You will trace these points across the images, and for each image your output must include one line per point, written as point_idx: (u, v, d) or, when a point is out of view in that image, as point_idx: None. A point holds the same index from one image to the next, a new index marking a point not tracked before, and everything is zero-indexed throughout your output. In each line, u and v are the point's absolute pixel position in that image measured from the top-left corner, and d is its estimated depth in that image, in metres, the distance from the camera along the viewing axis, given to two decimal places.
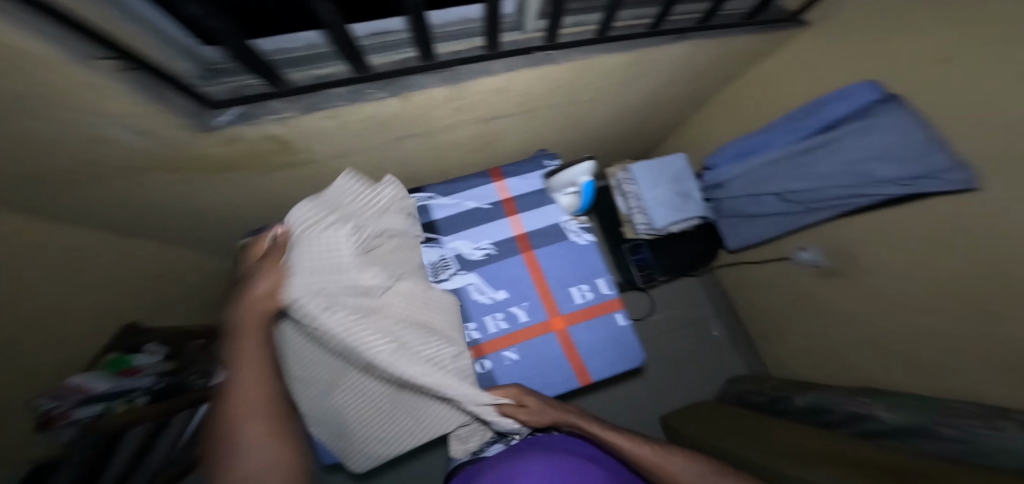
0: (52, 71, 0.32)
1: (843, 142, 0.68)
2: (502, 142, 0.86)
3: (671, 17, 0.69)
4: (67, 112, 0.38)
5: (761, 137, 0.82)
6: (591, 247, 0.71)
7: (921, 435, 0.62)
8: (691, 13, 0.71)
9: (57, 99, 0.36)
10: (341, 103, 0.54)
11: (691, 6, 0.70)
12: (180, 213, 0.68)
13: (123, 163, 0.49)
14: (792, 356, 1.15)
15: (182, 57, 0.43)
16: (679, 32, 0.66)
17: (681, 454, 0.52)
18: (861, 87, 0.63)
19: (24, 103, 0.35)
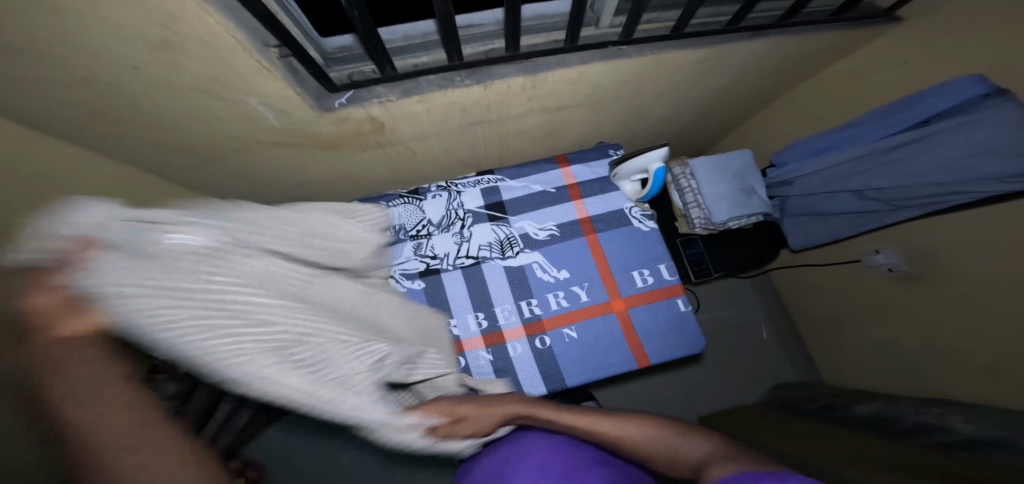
0: (235, 54, 0.39)
1: None
2: (565, 131, 0.89)
3: (750, 15, 0.69)
4: (231, 91, 0.45)
5: (838, 134, 0.80)
6: (653, 234, 0.74)
7: (1008, 450, 0.59)
8: (770, 12, 0.70)
9: (230, 80, 0.43)
10: (434, 89, 0.59)
11: (773, 4, 0.70)
12: (281, 187, 0.77)
13: (255, 138, 0.57)
14: (854, 365, 1.11)
15: (311, 44, 0.49)
16: (758, 28, 0.66)
17: (655, 426, 0.42)
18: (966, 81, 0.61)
19: (205, 81, 0.42)
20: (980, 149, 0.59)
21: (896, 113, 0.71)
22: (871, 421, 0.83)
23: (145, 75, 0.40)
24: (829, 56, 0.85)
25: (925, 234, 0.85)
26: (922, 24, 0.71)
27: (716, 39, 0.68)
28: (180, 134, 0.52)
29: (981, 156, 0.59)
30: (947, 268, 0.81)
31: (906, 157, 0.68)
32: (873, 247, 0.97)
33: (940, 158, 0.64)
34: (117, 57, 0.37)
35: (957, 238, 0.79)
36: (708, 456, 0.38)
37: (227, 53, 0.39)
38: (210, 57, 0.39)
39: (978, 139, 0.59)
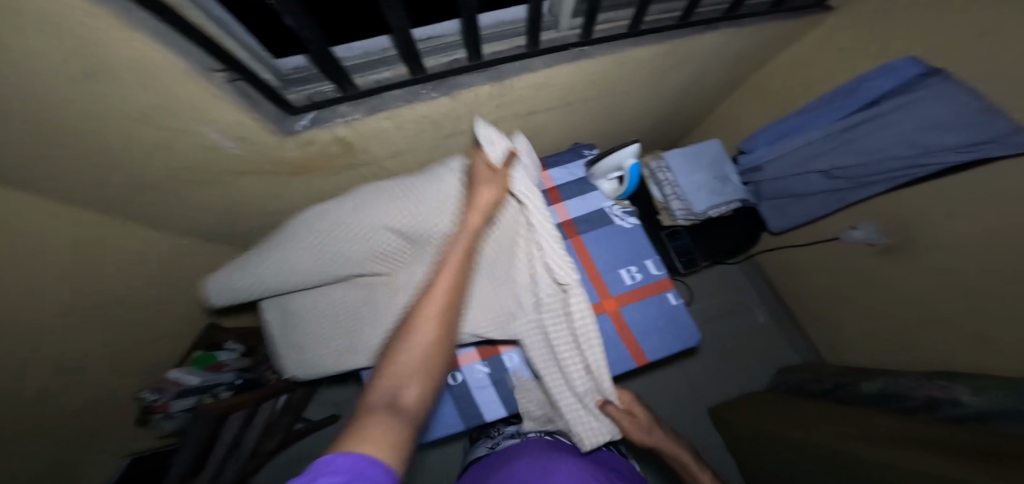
0: (174, 79, 0.38)
1: (890, 116, 0.66)
2: (540, 136, 0.89)
3: (699, 9, 0.71)
4: (182, 120, 0.43)
5: (799, 118, 0.82)
6: (637, 230, 0.74)
7: (1009, 416, 0.58)
8: (717, 5, 0.72)
9: (177, 106, 0.41)
10: (399, 104, 0.58)
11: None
12: (255, 217, 0.75)
13: (217, 169, 0.54)
14: (851, 341, 1.12)
15: (265, 68, 0.47)
16: (709, 21, 0.68)
17: None
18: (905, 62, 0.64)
19: (149, 110, 0.41)
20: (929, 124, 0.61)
21: (847, 95, 0.74)
22: (880, 398, 0.82)
23: (77, 109, 0.38)
24: (781, 44, 0.88)
25: (900, 205, 0.87)
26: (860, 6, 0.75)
27: (674, 35, 0.70)
28: (134, 170, 0.49)
29: (932, 130, 0.61)
30: (923, 236, 0.83)
31: (863, 136, 0.70)
32: (848, 224, 1.00)
33: (894, 135, 0.66)
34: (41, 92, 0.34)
35: (930, 206, 0.81)
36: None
37: (165, 79, 0.37)
38: (145, 84, 0.37)
39: (925, 115, 0.61)
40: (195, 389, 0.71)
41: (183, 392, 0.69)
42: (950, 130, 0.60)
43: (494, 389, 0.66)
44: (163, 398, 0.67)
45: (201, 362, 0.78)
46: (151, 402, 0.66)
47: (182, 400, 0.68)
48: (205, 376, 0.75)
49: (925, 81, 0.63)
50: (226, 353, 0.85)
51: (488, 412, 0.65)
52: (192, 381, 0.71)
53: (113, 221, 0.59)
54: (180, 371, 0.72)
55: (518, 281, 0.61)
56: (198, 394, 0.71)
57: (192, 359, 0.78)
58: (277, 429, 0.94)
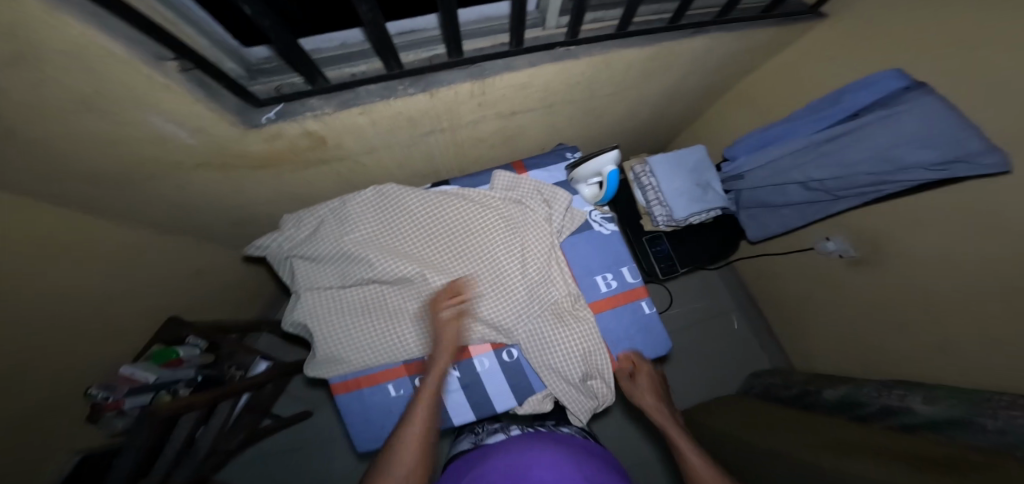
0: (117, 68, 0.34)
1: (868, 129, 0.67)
2: (523, 136, 0.88)
3: (689, 12, 0.69)
4: (132, 110, 0.40)
5: (782, 128, 0.82)
6: (615, 237, 0.74)
7: (966, 429, 0.60)
8: (707, 9, 0.71)
9: (126, 96, 0.38)
10: (374, 99, 0.56)
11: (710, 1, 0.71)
12: (221, 209, 0.72)
13: (174, 160, 0.51)
14: (819, 347, 1.16)
15: (229, 57, 0.45)
16: (697, 26, 0.66)
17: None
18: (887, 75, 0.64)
19: (96, 102, 0.37)
20: (904, 139, 0.61)
21: (830, 106, 0.74)
22: (842, 405, 0.87)
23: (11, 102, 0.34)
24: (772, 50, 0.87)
25: (872, 217, 0.89)
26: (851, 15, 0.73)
27: (662, 38, 0.69)
28: (84, 162, 0.46)
29: (907, 145, 0.61)
30: (892, 249, 0.85)
31: (842, 148, 0.70)
32: (823, 235, 1.03)
33: (871, 149, 0.66)
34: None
35: (899, 220, 0.83)
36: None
37: (104, 68, 0.34)
38: (88, 73, 0.34)
39: (901, 130, 0.62)
40: (148, 386, 0.71)
41: (136, 390, 0.69)
42: (924, 146, 0.60)
43: (465, 393, 0.67)
44: (115, 395, 0.67)
45: (160, 357, 0.76)
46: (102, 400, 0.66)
47: (137, 397, 0.69)
48: (162, 372, 0.74)
49: (907, 95, 0.63)
50: (188, 347, 0.83)
51: (458, 417, 0.66)
52: (148, 377, 0.71)
53: (77, 217, 0.56)
54: (134, 367, 0.71)
55: (521, 287, 0.64)
56: (153, 391, 0.71)
57: (149, 353, 0.77)
58: (239, 429, 0.97)
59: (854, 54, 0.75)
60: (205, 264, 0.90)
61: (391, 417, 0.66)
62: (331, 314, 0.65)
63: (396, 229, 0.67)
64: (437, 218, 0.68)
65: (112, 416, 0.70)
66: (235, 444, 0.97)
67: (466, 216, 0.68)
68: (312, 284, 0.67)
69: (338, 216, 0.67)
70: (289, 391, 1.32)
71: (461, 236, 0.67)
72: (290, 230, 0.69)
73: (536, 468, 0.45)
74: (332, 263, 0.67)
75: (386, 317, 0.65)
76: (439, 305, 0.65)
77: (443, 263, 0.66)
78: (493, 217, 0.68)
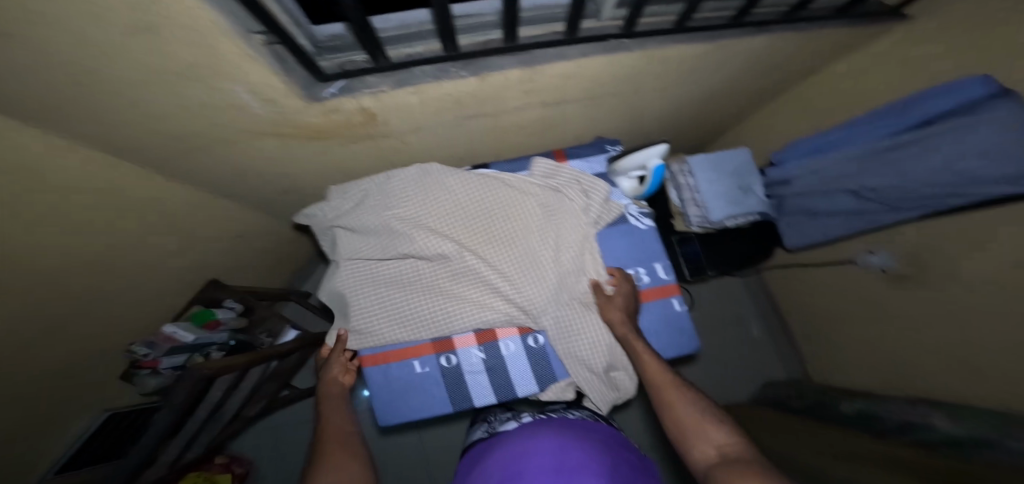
0: (218, 43, 0.36)
1: (936, 138, 0.63)
2: (562, 127, 0.87)
3: (756, 10, 0.67)
4: (220, 80, 0.42)
5: (842, 132, 0.79)
6: (650, 233, 0.73)
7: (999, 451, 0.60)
8: (778, 5, 0.68)
9: (217, 69, 0.40)
10: (428, 80, 0.57)
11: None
12: (269, 177, 0.75)
13: (240, 127, 0.54)
14: (842, 362, 1.18)
15: (302, 33, 0.46)
16: (762, 24, 0.64)
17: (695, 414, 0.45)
18: (971, 81, 0.60)
19: (190, 71, 0.40)
20: (979, 151, 0.57)
21: (902, 113, 0.70)
22: (860, 419, 0.91)
23: (118, 61, 0.36)
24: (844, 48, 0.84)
25: (921, 234, 0.87)
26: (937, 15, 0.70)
27: (722, 34, 0.67)
28: (161, 123, 0.49)
29: (974, 157, 0.58)
30: (939, 267, 0.83)
31: (904, 156, 0.67)
32: (867, 248, 1.01)
33: (940, 160, 0.62)
34: (88, 44, 0.33)
35: (951, 239, 0.81)
36: (718, 460, 0.40)
37: (208, 41, 0.36)
38: (191, 44, 0.35)
39: (978, 140, 0.57)
40: (186, 345, 0.77)
41: (173, 349, 0.75)
42: (992, 158, 0.56)
43: (488, 376, 0.67)
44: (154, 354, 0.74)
45: (199, 318, 0.83)
46: (142, 356, 0.73)
47: (172, 356, 0.75)
48: (200, 333, 0.80)
49: (989, 103, 0.58)
50: (223, 310, 0.90)
51: (478, 398, 0.67)
52: (186, 338, 0.77)
53: (148, 176, 0.60)
54: (176, 326, 0.77)
55: (551, 273, 0.66)
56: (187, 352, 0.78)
57: (190, 314, 0.83)
58: (260, 397, 1.03)
59: (933, 61, 0.71)
60: (247, 230, 0.94)
61: (415, 391, 0.67)
62: (369, 287, 0.68)
63: (435, 208, 0.68)
64: (476, 200, 0.69)
65: (146, 374, 0.76)
66: (257, 411, 1.04)
67: (503, 201, 0.69)
68: (353, 256, 0.70)
69: (381, 191, 0.69)
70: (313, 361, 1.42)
71: (498, 219, 0.68)
72: (334, 202, 0.71)
73: (534, 458, 0.45)
74: (372, 238, 0.69)
75: (420, 293, 0.67)
76: (473, 285, 0.67)
77: (479, 245, 0.68)
78: (530, 203, 0.69)
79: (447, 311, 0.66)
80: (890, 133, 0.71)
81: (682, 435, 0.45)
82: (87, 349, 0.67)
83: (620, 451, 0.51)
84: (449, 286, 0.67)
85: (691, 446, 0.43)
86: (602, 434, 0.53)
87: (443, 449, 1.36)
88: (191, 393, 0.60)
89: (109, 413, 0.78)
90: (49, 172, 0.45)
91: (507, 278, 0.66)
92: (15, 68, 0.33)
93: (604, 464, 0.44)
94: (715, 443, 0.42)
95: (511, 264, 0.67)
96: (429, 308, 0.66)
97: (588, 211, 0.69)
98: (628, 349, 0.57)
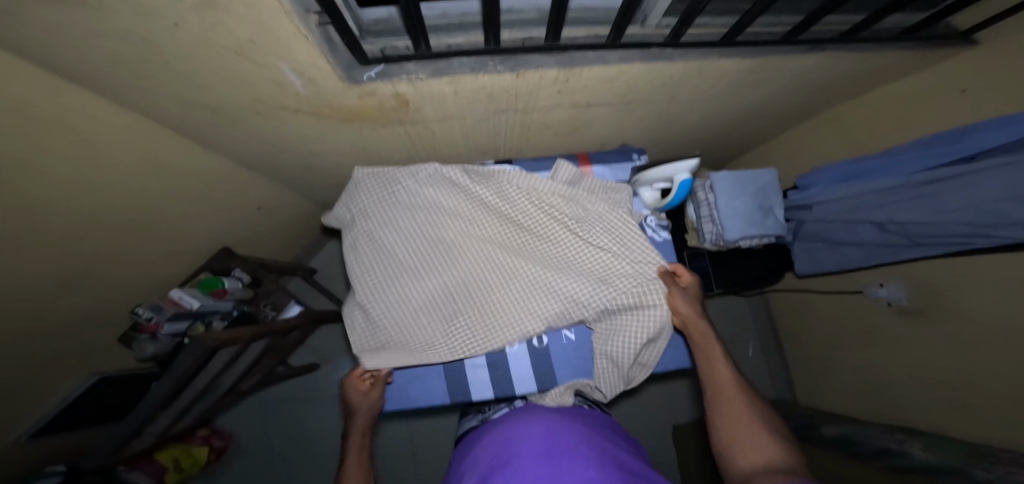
0: (276, 21, 0.36)
1: (976, 178, 0.62)
2: (589, 130, 0.87)
3: (812, 28, 0.66)
4: (269, 57, 0.43)
5: (875, 162, 0.78)
6: (666, 245, 0.74)
7: None
8: (838, 25, 0.67)
9: (268, 45, 0.40)
10: (465, 71, 0.56)
11: (837, 18, 0.67)
12: (295, 152, 0.75)
13: (275, 102, 0.54)
14: (839, 391, 1.21)
15: (348, 12, 0.46)
16: (817, 43, 0.63)
17: (752, 426, 0.48)
18: None
19: (242, 46, 0.40)
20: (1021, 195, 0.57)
21: (945, 147, 0.68)
22: (839, 440, 1.00)
23: (182, 33, 0.36)
24: (892, 75, 0.84)
25: (936, 271, 0.89)
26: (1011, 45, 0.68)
27: (770, 50, 0.66)
28: (201, 93, 0.49)
29: (1015, 201, 0.58)
30: (952, 304, 0.86)
31: (941, 193, 0.66)
32: (878, 280, 1.03)
33: (974, 200, 0.63)
34: (157, 14, 0.33)
35: (966, 280, 0.83)
36: (763, 467, 0.44)
37: (269, 17, 0.36)
38: (250, 19, 0.36)
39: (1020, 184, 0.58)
40: (189, 312, 0.78)
41: (177, 314, 0.76)
42: None
43: (488, 370, 0.65)
44: (158, 319, 0.73)
45: (206, 286, 0.82)
46: (146, 320, 0.72)
47: (174, 323, 0.76)
48: (205, 301, 0.81)
49: None
50: (233, 279, 0.90)
51: (477, 392, 0.65)
52: (192, 304, 0.77)
53: (183, 144, 0.61)
54: (183, 291, 0.77)
55: (586, 277, 0.63)
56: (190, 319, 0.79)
57: (199, 279, 0.82)
58: (258, 371, 1.03)
59: (986, 100, 0.71)
60: (264, 202, 0.94)
61: (414, 376, 0.66)
62: (403, 295, 0.64)
63: (470, 214, 0.67)
64: (511, 207, 0.67)
65: (145, 339, 0.76)
66: (250, 386, 1.04)
67: (529, 205, 0.67)
68: (382, 260, 0.65)
69: (411, 193, 0.67)
70: (327, 338, 1.49)
71: (536, 227, 0.66)
72: (359, 201, 0.68)
73: (523, 442, 0.44)
74: (403, 240, 0.65)
75: (459, 302, 0.63)
76: (515, 295, 0.62)
77: (517, 253, 0.65)
78: (562, 208, 0.66)
79: (484, 318, 0.62)
80: (925, 167, 0.71)
81: (731, 438, 0.49)
82: (98, 305, 0.68)
83: (622, 438, 0.53)
84: (482, 291, 0.63)
85: (738, 449, 0.48)
86: (600, 423, 0.55)
87: (437, 437, 1.39)
88: (195, 363, 0.62)
89: (101, 377, 0.77)
90: (92, 134, 0.46)
91: (550, 289, 0.63)
92: (75, 33, 0.33)
93: (594, 449, 0.43)
94: (765, 453, 0.46)
95: (553, 272, 0.63)
96: (464, 313, 0.63)
97: (620, 212, 0.67)
98: (700, 344, 0.58)
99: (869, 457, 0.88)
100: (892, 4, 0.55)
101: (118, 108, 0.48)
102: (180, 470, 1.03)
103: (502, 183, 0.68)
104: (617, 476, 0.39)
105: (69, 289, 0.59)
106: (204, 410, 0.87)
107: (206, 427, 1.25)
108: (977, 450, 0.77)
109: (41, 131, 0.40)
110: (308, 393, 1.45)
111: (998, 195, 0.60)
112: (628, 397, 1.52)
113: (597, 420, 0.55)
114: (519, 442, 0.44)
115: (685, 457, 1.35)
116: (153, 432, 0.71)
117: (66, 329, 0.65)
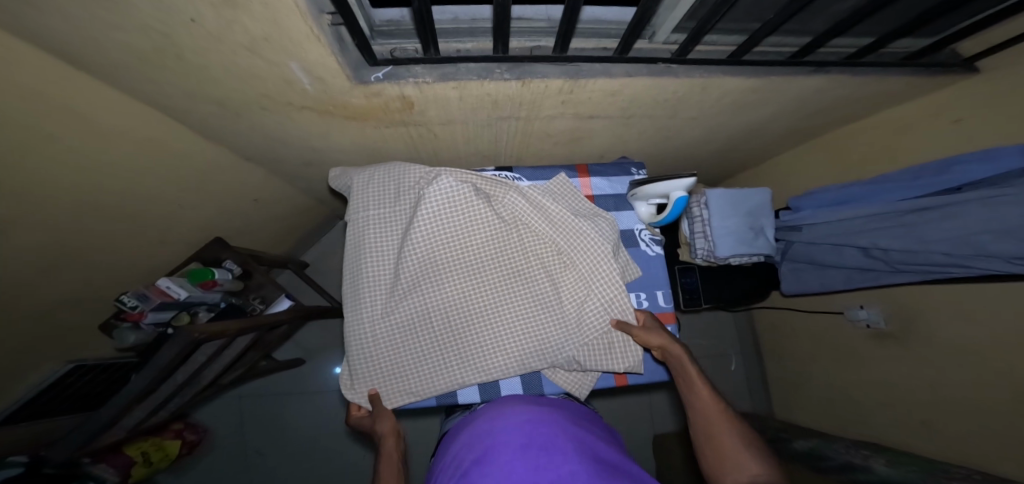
0: (293, 20, 0.37)
1: (962, 209, 0.65)
2: (589, 141, 0.88)
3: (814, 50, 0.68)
4: (280, 55, 0.43)
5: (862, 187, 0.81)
6: (658, 259, 0.75)
7: None
8: (846, 48, 0.69)
9: (280, 44, 0.41)
10: (471, 77, 0.56)
11: (838, 42, 0.69)
12: (293, 147, 0.74)
13: (279, 97, 0.53)
14: (812, 406, 1.26)
15: (357, 10, 0.46)
16: (821, 64, 0.65)
17: (744, 450, 0.47)
18: (1013, 153, 0.61)
19: (256, 44, 0.40)
20: (999, 226, 0.61)
21: (931, 176, 0.71)
22: (807, 455, 1.05)
23: (198, 29, 0.37)
24: (884, 101, 0.87)
25: (912, 296, 0.93)
26: (999, 84, 0.72)
27: (772, 70, 0.68)
28: (203, 87, 0.49)
29: (992, 236, 0.62)
30: (922, 328, 0.91)
31: (925, 222, 0.70)
32: (857, 302, 1.07)
33: (954, 230, 0.66)
34: (175, 9, 0.34)
35: (942, 306, 0.87)
36: None
37: (285, 17, 0.36)
38: (267, 19, 0.36)
39: (1003, 219, 0.61)
40: (176, 303, 0.74)
41: (164, 305, 0.72)
42: (1016, 239, 0.60)
43: None
44: (145, 307, 0.69)
45: (195, 276, 0.79)
46: (131, 308, 0.67)
47: (160, 313, 0.71)
48: (193, 292, 0.77)
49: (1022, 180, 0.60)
50: (221, 270, 0.86)
51: (463, 397, 0.63)
52: (179, 295, 0.74)
53: (187, 135, 0.61)
54: (170, 281, 0.74)
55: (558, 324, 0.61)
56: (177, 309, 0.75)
57: (187, 270, 0.79)
58: (241, 364, 1.01)
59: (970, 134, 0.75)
60: (258, 194, 0.92)
61: None
62: (452, 377, 0.59)
63: (444, 289, 0.61)
64: (475, 269, 0.62)
65: (127, 328, 0.73)
66: (231, 379, 1.02)
67: (473, 255, 0.62)
68: (416, 371, 0.59)
69: (380, 315, 0.60)
70: (310, 334, 1.47)
71: (512, 286, 0.62)
72: (353, 367, 0.60)
73: (501, 435, 0.43)
74: (425, 322, 0.60)
75: (453, 345, 0.60)
76: (493, 347, 0.60)
77: (485, 304, 0.61)
78: (512, 267, 0.63)
79: (481, 366, 0.60)
80: (911, 195, 0.74)
81: (718, 463, 0.47)
82: (82, 293, 0.66)
83: (604, 433, 0.54)
84: (465, 346, 0.60)
85: (723, 474, 0.46)
86: (582, 415, 0.56)
87: (421, 436, 1.40)
88: (177, 356, 0.60)
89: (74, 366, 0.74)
90: (94, 124, 0.46)
91: (571, 349, 0.61)
92: (87, 23, 0.33)
93: (571, 438, 0.43)
94: (749, 473, 0.45)
95: (556, 333, 0.61)
96: (449, 360, 0.60)
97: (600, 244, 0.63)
98: (678, 366, 0.57)
99: (833, 471, 0.93)
100: (898, 30, 0.57)
101: (122, 97, 0.47)
102: (149, 465, 1.00)
103: (447, 239, 0.61)
104: (591, 462, 0.39)
105: (55, 274, 0.58)
106: (181, 403, 0.84)
107: (179, 420, 1.23)
108: (935, 467, 0.82)
109: (44, 117, 0.40)
110: (291, 388, 1.43)
111: (981, 227, 0.63)
112: (609, 404, 1.54)
113: (582, 414, 0.56)
114: (494, 430, 0.45)
115: (663, 467, 1.37)
116: (126, 426, 0.67)
117: (51, 313, 0.63)
